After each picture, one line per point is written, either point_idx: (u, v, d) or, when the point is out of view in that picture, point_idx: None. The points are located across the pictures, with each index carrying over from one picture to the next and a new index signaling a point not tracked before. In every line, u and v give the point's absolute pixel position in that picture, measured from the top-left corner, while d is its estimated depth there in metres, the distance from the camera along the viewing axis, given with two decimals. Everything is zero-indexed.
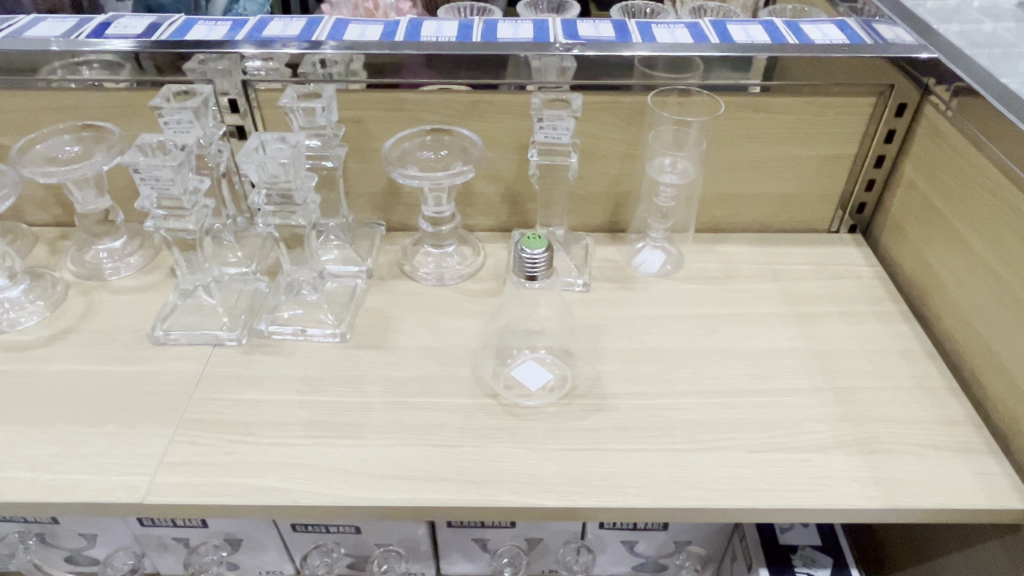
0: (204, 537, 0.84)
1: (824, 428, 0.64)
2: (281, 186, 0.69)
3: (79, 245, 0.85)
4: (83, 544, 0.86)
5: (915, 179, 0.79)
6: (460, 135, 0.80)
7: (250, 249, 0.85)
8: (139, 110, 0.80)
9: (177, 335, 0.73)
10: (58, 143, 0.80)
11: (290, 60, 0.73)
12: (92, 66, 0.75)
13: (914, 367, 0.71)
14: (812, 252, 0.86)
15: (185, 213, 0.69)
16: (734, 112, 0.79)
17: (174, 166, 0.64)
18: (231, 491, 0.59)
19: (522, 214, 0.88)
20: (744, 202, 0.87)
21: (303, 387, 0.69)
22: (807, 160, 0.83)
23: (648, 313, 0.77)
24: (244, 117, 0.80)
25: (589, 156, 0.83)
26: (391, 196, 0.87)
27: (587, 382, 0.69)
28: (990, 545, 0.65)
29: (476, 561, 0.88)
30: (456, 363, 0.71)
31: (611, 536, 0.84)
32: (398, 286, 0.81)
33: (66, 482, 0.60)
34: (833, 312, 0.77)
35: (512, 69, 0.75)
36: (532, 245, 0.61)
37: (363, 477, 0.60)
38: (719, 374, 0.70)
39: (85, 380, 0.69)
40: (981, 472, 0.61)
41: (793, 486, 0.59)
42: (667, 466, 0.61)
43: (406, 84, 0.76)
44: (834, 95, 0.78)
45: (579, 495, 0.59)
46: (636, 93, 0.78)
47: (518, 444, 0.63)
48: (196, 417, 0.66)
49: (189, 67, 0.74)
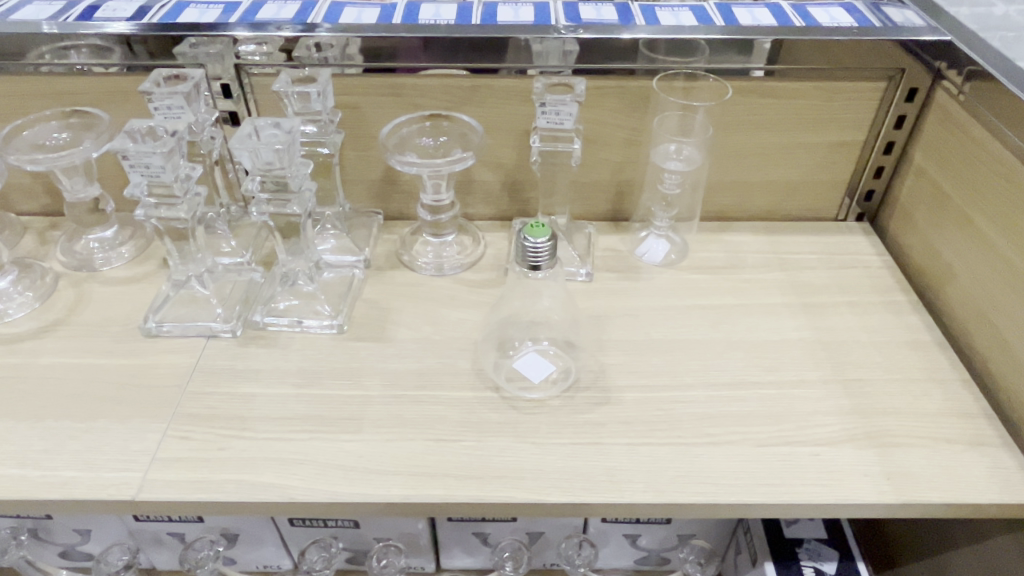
0: (199, 532, 0.82)
1: (833, 420, 0.63)
2: (276, 174, 0.67)
3: (69, 235, 0.83)
4: (77, 539, 0.85)
5: (926, 166, 0.77)
6: (460, 120, 0.77)
7: (245, 239, 0.83)
8: (129, 96, 0.78)
9: (170, 327, 0.71)
10: (46, 130, 0.77)
11: (284, 44, 0.71)
12: (81, 50, 0.73)
13: (924, 359, 0.69)
14: (819, 241, 0.84)
15: (176, 201, 0.67)
16: (741, 97, 0.77)
17: (165, 153, 0.62)
18: (226, 488, 0.58)
19: (523, 203, 0.86)
20: (750, 190, 0.85)
21: (300, 380, 0.67)
22: (815, 147, 0.81)
23: (654, 304, 0.75)
24: (237, 103, 0.77)
25: (592, 143, 0.81)
26: (389, 184, 0.85)
27: (591, 374, 0.67)
28: (1000, 540, 0.64)
29: (476, 555, 0.87)
30: (457, 356, 0.69)
31: (614, 530, 0.83)
32: (396, 276, 0.79)
33: (57, 479, 0.58)
34: (841, 302, 0.76)
35: (512, 53, 0.72)
36: (536, 233, 0.59)
37: (362, 473, 0.59)
38: (727, 365, 0.68)
39: (76, 374, 0.67)
40: (995, 465, 0.59)
41: (803, 481, 0.58)
42: (674, 460, 0.60)
43: (404, 69, 0.74)
44: (844, 80, 0.76)
45: (583, 491, 0.57)
46: (640, 78, 0.75)
47: (520, 438, 0.61)
48: (189, 411, 0.64)
49: (180, 52, 0.72)
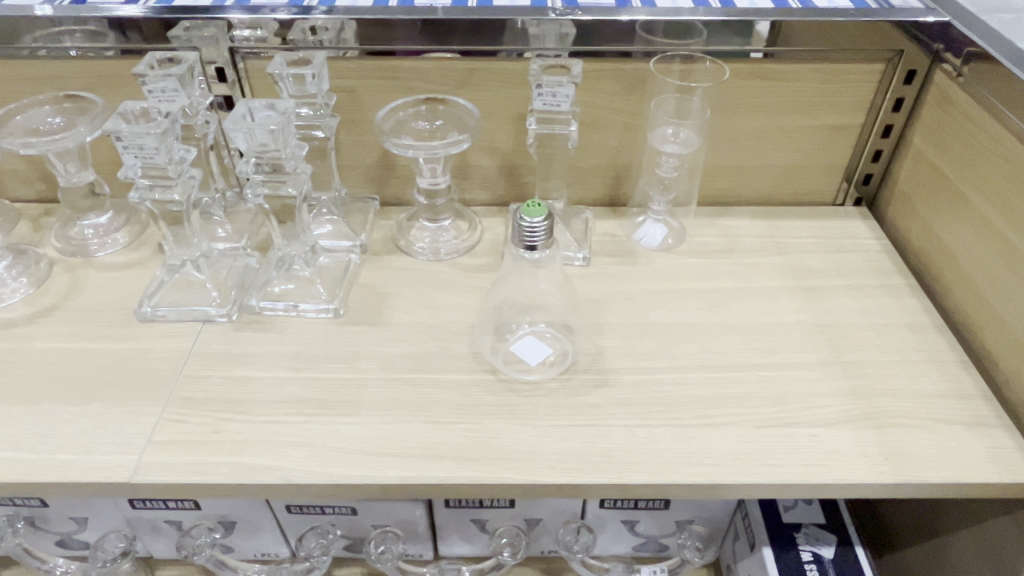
0: (196, 518, 0.82)
1: (831, 402, 0.63)
2: (271, 155, 0.66)
3: (63, 222, 0.82)
4: (74, 527, 0.84)
5: (925, 149, 0.76)
6: (455, 104, 0.77)
7: (240, 224, 0.83)
8: (122, 79, 0.77)
9: (165, 311, 0.71)
10: (40, 114, 0.76)
11: (279, 27, 0.71)
12: (75, 35, 0.72)
13: (922, 340, 0.69)
14: (817, 225, 0.84)
15: (171, 183, 0.66)
16: (739, 80, 0.76)
17: (159, 134, 0.62)
18: (221, 470, 0.57)
19: (520, 187, 0.86)
20: (747, 174, 0.85)
21: (295, 363, 0.66)
22: (812, 131, 0.81)
23: (652, 288, 0.75)
24: (232, 87, 0.77)
25: (589, 126, 0.80)
26: (385, 169, 0.84)
27: (588, 357, 0.67)
28: (999, 521, 0.64)
29: (475, 542, 0.87)
30: (454, 340, 0.69)
31: (612, 516, 0.83)
32: (393, 261, 0.78)
33: (51, 462, 0.58)
34: (840, 285, 0.75)
35: (509, 35, 0.72)
36: (532, 213, 0.58)
37: (359, 456, 0.58)
38: (724, 348, 0.68)
39: (70, 358, 0.67)
40: (993, 445, 0.59)
41: (801, 462, 0.58)
42: (671, 441, 0.59)
43: (402, 52, 0.74)
44: (841, 62, 0.75)
45: (581, 472, 0.57)
46: (637, 60, 0.75)
47: (517, 420, 0.61)
48: (185, 395, 0.63)
49: (174, 35, 0.72)
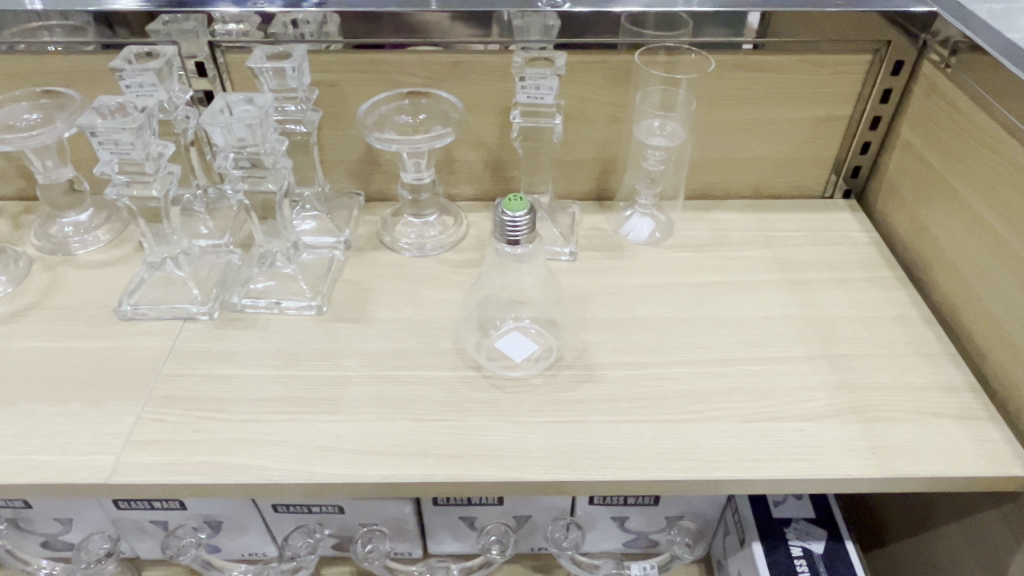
0: (182, 519, 0.82)
1: (819, 396, 0.62)
2: (250, 151, 0.66)
3: (43, 219, 0.81)
4: (58, 528, 0.83)
5: (913, 140, 0.76)
6: (439, 97, 0.76)
7: (222, 222, 0.82)
8: (102, 74, 0.76)
9: (145, 310, 0.70)
10: (17, 110, 0.75)
11: (261, 20, 0.70)
12: (54, 30, 0.71)
13: (911, 333, 0.68)
14: (806, 218, 0.84)
15: (148, 179, 0.66)
16: (726, 72, 0.76)
17: (135, 129, 0.60)
18: (201, 469, 0.57)
19: (506, 181, 0.85)
20: (735, 167, 0.84)
21: (277, 361, 0.66)
22: (799, 123, 0.80)
23: (639, 282, 0.74)
24: (213, 82, 0.75)
25: (576, 119, 0.80)
26: (369, 164, 0.83)
27: (574, 352, 0.66)
28: (988, 514, 0.63)
29: (464, 540, 0.86)
30: (439, 336, 0.68)
31: (601, 512, 0.82)
32: (377, 257, 0.78)
33: (28, 463, 0.57)
34: (828, 278, 0.75)
35: (496, 27, 0.71)
36: (514, 207, 0.58)
37: (340, 454, 0.58)
38: (711, 343, 0.67)
39: (48, 357, 0.66)
40: (981, 438, 0.59)
41: (787, 456, 0.57)
42: (656, 437, 0.59)
43: (391, 44, 0.73)
44: (828, 52, 0.75)
45: (566, 469, 0.56)
46: (623, 52, 0.74)
47: (501, 417, 0.61)
48: (165, 394, 0.63)
49: (155, 28, 0.70)
